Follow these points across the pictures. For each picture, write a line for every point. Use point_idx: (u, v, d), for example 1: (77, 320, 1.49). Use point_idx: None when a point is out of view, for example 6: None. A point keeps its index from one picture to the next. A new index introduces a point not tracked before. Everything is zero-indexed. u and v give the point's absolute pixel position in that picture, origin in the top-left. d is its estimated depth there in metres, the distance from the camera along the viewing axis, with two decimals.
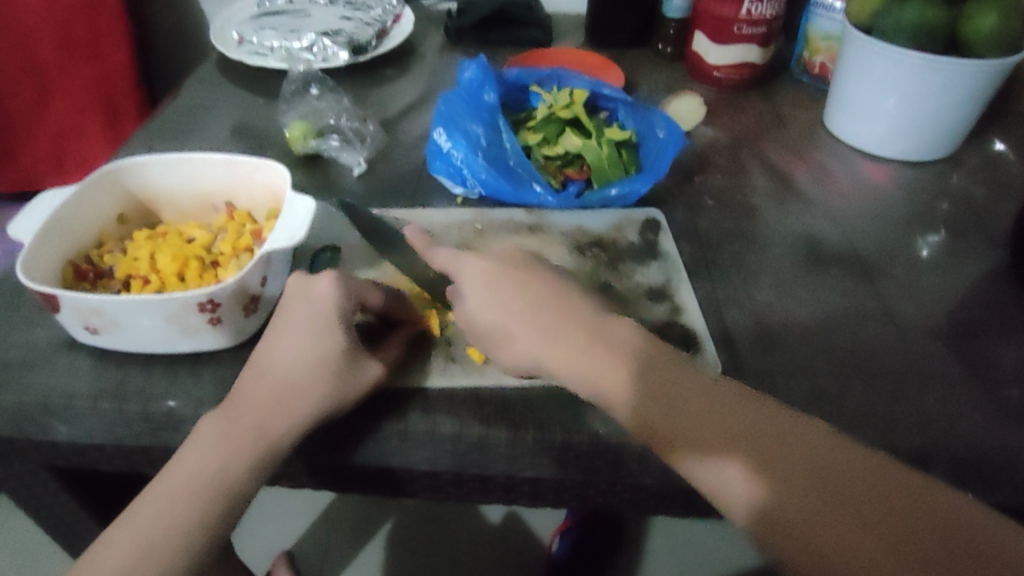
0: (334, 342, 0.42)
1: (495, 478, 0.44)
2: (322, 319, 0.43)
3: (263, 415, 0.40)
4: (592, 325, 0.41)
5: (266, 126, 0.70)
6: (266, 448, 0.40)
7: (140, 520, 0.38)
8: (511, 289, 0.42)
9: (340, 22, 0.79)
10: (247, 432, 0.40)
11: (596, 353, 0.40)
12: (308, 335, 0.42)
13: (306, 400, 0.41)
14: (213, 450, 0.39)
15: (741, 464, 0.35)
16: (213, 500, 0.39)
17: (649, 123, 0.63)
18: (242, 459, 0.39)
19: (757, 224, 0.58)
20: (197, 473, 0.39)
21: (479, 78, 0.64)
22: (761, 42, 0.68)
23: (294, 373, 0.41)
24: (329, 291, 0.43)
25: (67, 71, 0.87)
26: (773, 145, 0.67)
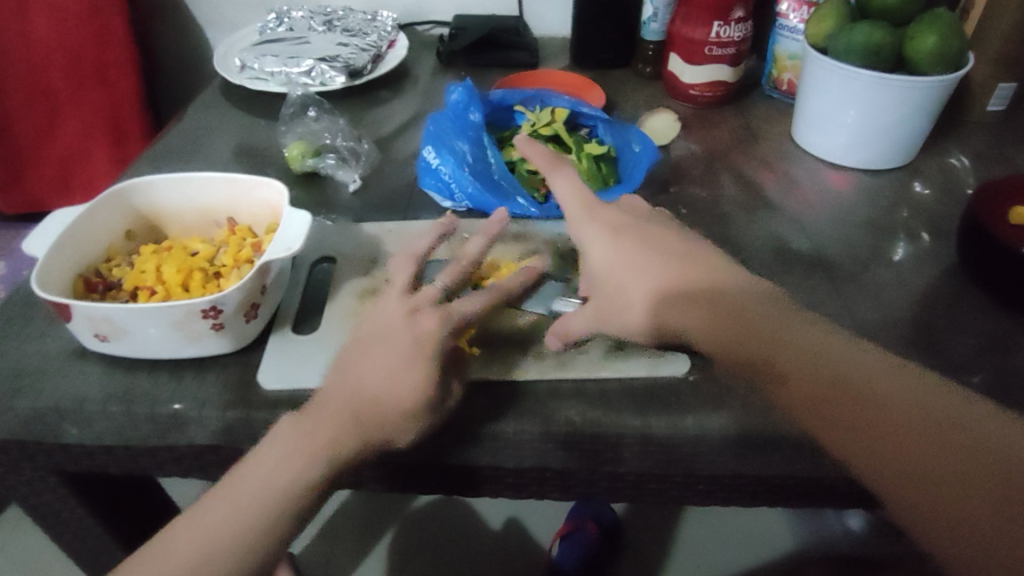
0: (416, 379, 0.42)
1: (479, 466, 0.47)
2: (407, 348, 0.42)
3: (341, 438, 0.40)
4: (664, 244, 0.46)
5: (266, 146, 0.74)
6: (333, 465, 0.40)
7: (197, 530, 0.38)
8: (621, 234, 0.48)
9: (336, 48, 0.84)
10: (315, 453, 0.40)
11: (643, 274, 0.45)
12: (384, 368, 0.42)
13: (375, 429, 0.41)
14: (280, 463, 0.40)
15: (860, 406, 0.37)
16: (273, 515, 0.39)
17: (625, 138, 0.67)
18: (307, 475, 0.39)
19: (727, 232, 0.62)
20: (261, 484, 0.39)
21: (465, 99, 0.67)
22: (730, 62, 0.73)
23: (367, 397, 0.41)
24: (427, 324, 0.43)
25: (76, 98, 0.91)
26: (743, 158, 0.71)
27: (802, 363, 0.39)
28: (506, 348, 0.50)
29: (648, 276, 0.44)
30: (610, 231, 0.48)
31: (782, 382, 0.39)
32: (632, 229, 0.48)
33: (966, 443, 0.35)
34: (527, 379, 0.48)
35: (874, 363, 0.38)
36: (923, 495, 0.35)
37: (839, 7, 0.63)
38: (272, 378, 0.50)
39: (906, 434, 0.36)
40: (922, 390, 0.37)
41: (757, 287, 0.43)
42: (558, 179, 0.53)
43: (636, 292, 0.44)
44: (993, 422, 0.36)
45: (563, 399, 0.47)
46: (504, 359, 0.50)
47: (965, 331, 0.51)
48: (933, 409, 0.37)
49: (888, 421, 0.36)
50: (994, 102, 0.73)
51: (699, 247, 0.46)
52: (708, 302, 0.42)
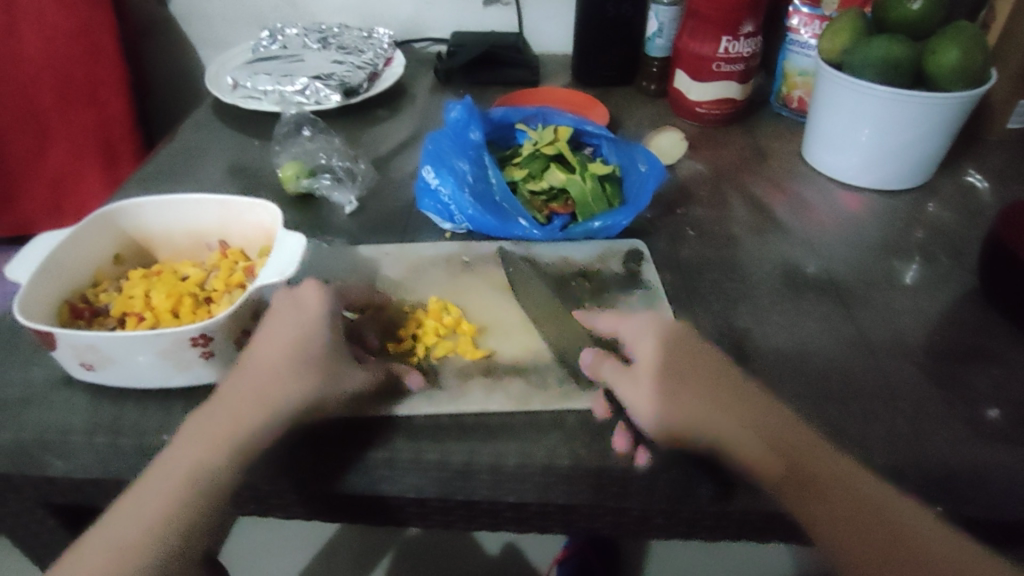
0: (311, 346, 0.44)
1: (480, 502, 0.43)
2: (299, 322, 0.45)
3: (239, 411, 0.41)
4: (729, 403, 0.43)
5: (261, 166, 0.72)
6: (236, 441, 0.40)
7: (110, 530, 0.38)
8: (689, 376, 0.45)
9: (333, 65, 0.82)
10: (226, 432, 0.41)
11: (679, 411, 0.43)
12: (281, 337, 0.44)
13: (276, 396, 0.42)
14: (187, 446, 0.40)
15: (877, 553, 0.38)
16: (182, 500, 0.39)
17: (630, 158, 0.65)
18: (214, 454, 0.40)
19: (738, 253, 0.59)
20: (170, 470, 0.40)
21: (465, 118, 0.65)
22: (739, 79, 0.72)
23: (268, 363, 0.43)
24: (317, 301, 0.46)
25: (67, 117, 0.89)
26: (752, 177, 0.69)
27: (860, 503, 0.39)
28: (508, 378, 0.48)
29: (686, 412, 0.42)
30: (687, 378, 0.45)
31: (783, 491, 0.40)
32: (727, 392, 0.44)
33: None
34: (533, 411, 0.46)
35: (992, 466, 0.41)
36: None
37: (854, 21, 0.61)
38: None
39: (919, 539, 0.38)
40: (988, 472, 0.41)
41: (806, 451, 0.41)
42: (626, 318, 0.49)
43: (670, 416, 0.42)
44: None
45: (572, 432, 0.45)
46: (505, 389, 0.47)
47: (993, 359, 0.49)
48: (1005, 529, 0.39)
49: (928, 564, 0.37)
50: (1011, 119, 0.71)
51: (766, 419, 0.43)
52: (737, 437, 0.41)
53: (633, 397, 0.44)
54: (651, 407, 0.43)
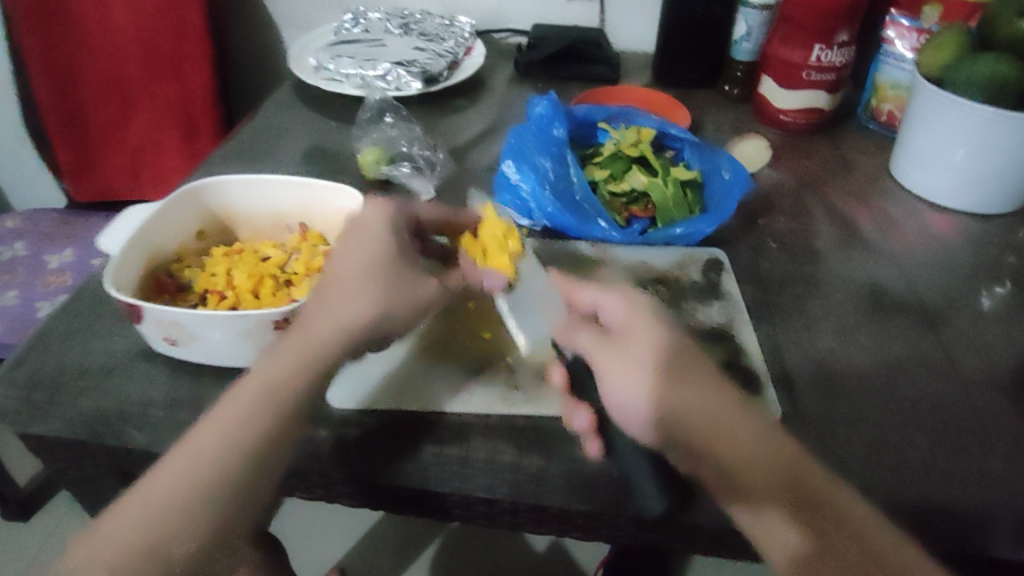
0: (372, 253, 0.48)
1: (551, 510, 0.42)
2: (372, 239, 0.49)
3: (315, 319, 0.44)
4: (671, 357, 0.42)
5: (341, 149, 0.73)
6: (315, 355, 0.43)
7: (187, 450, 0.40)
8: (619, 334, 0.43)
9: (414, 52, 0.82)
10: (302, 347, 0.43)
11: (630, 355, 0.42)
12: (358, 251, 0.48)
13: (350, 298, 0.45)
14: (270, 360, 0.43)
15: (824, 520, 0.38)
16: (263, 404, 0.41)
17: (714, 164, 0.64)
18: (294, 360, 0.43)
19: (821, 269, 0.58)
20: (258, 374, 0.42)
21: (549, 114, 0.65)
22: (829, 88, 0.69)
23: (342, 270, 0.47)
24: (381, 219, 0.51)
25: (151, 89, 0.92)
26: (836, 191, 0.67)
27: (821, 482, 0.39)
28: None
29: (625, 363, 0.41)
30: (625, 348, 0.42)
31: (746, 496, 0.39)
32: (679, 368, 0.41)
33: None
34: None
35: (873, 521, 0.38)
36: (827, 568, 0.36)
37: (959, 37, 0.59)
38: (343, 395, 0.46)
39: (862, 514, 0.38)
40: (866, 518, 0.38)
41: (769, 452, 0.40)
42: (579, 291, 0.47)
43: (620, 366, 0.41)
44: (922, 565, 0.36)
45: None
46: None
47: None
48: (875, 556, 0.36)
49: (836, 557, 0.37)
50: None
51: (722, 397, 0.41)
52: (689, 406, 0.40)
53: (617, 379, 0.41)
54: (616, 372, 0.41)
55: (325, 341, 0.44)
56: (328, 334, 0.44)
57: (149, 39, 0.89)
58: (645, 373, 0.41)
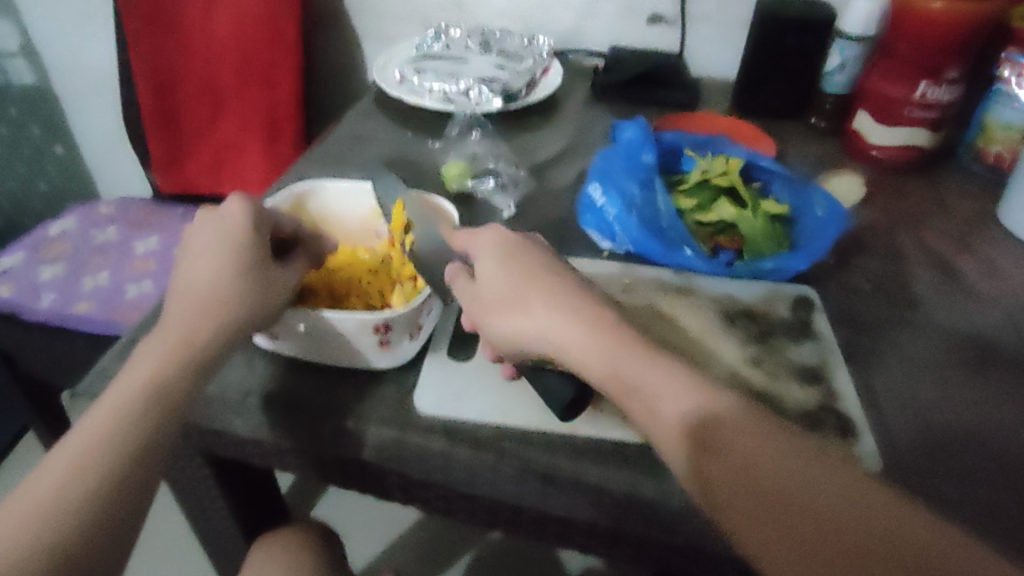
0: (235, 251, 0.46)
1: (629, 536, 0.44)
2: (228, 227, 0.48)
3: (185, 322, 0.43)
4: (602, 327, 0.40)
5: (422, 161, 0.74)
6: (189, 346, 0.43)
7: (70, 447, 0.38)
8: (537, 295, 0.42)
9: (497, 70, 0.83)
10: (173, 343, 0.43)
11: (560, 320, 0.41)
12: (210, 250, 0.47)
13: (214, 298, 0.44)
14: (140, 360, 0.42)
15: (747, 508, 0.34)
16: (144, 405, 0.40)
17: (806, 201, 0.62)
18: (165, 360, 0.42)
19: (919, 315, 0.55)
20: (129, 381, 0.41)
21: (639, 139, 0.64)
22: (930, 126, 0.67)
23: (201, 272, 0.46)
24: (241, 210, 0.48)
25: (241, 94, 0.96)
26: (934, 233, 0.64)
27: (756, 449, 0.35)
28: None
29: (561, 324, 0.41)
30: (550, 309, 0.42)
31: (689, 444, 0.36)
32: (591, 319, 0.41)
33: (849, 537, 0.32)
34: None
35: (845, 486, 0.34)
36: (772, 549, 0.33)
37: None
38: (431, 404, 0.47)
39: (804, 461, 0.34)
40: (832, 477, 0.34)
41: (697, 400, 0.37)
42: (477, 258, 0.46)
43: (563, 332, 0.41)
44: (905, 514, 0.32)
45: None
46: None
47: None
48: (838, 501, 0.33)
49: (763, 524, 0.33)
50: None
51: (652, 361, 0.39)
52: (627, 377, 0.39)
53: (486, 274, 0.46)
54: (558, 335, 0.41)
55: (198, 340, 0.43)
56: (198, 328, 0.43)
57: (244, 47, 0.92)
58: (583, 328, 0.40)
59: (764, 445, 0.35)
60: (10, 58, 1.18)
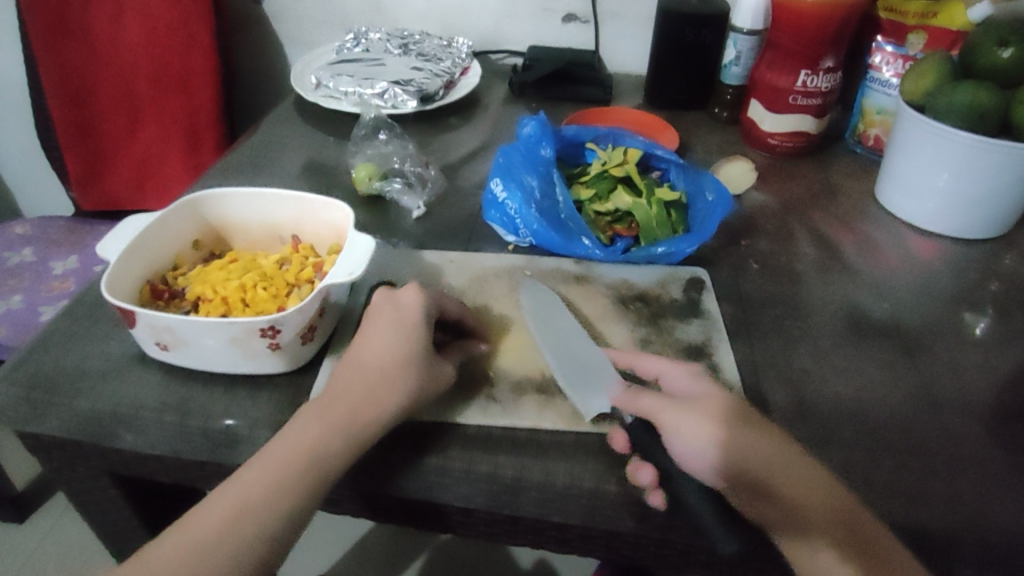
0: (411, 346, 0.46)
1: (526, 520, 0.44)
2: (406, 322, 0.47)
3: (354, 405, 0.43)
4: (717, 410, 0.43)
5: (336, 164, 0.75)
6: (350, 431, 0.42)
7: (209, 511, 0.40)
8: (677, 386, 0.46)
9: (412, 72, 0.84)
10: (329, 422, 0.42)
11: (707, 413, 0.42)
12: (392, 337, 0.46)
13: (387, 386, 0.44)
14: (305, 429, 0.42)
15: (827, 559, 0.38)
16: (300, 476, 0.41)
17: (698, 186, 0.65)
18: (327, 439, 0.42)
19: (802, 291, 0.59)
20: (290, 449, 0.41)
21: (538, 134, 0.66)
22: (815, 112, 0.71)
23: (375, 363, 0.45)
24: (415, 308, 0.48)
25: (159, 102, 0.95)
26: (821, 214, 0.68)
27: (824, 537, 0.38)
28: (561, 397, 0.49)
29: (706, 418, 0.42)
30: (696, 406, 0.43)
31: (750, 493, 0.40)
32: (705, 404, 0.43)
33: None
34: (584, 432, 0.47)
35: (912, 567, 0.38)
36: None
37: (943, 64, 0.60)
38: None
39: (876, 537, 0.39)
40: (887, 552, 0.38)
41: (813, 479, 0.40)
42: (648, 360, 0.48)
43: (700, 424, 0.42)
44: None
45: (617, 460, 0.45)
46: (557, 408, 0.48)
47: None
48: (869, 555, 0.38)
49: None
50: None
51: (761, 422, 0.43)
52: (738, 432, 0.41)
53: (689, 431, 0.41)
54: (700, 426, 0.42)
55: (369, 424, 0.43)
56: (365, 414, 0.43)
57: (161, 56, 0.92)
58: (720, 423, 0.42)
59: (874, 529, 0.39)
60: None
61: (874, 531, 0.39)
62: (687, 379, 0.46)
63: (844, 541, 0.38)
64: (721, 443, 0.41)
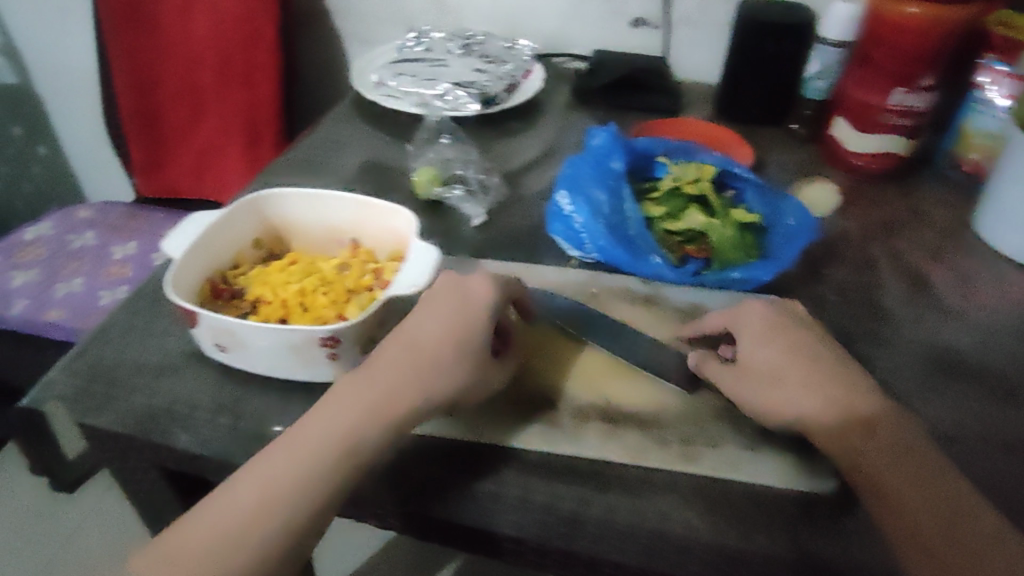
0: (473, 333, 0.45)
1: (580, 557, 0.40)
2: (470, 308, 0.46)
3: (397, 392, 0.43)
4: (812, 361, 0.45)
5: (396, 165, 0.73)
6: (391, 419, 0.42)
7: (237, 494, 0.40)
8: (770, 340, 0.47)
9: (475, 74, 0.82)
10: (372, 409, 0.42)
11: (802, 378, 0.44)
12: (446, 322, 0.46)
13: (435, 374, 0.44)
14: (341, 414, 0.42)
15: (898, 481, 0.40)
16: (334, 464, 0.40)
17: (777, 210, 0.62)
18: (366, 425, 0.42)
19: (888, 326, 0.55)
20: (324, 433, 0.41)
21: (607, 146, 0.63)
22: (907, 134, 0.67)
23: (427, 348, 0.44)
24: (484, 292, 0.47)
25: (221, 95, 0.95)
26: (907, 242, 0.63)
27: (899, 476, 0.40)
28: (627, 428, 0.46)
29: (803, 393, 0.44)
30: (785, 350, 0.46)
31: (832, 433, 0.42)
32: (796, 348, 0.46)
33: (955, 522, 0.38)
34: (649, 468, 0.44)
35: (979, 512, 0.39)
36: (910, 525, 0.38)
37: None
38: None
39: (945, 483, 0.40)
40: (954, 489, 0.40)
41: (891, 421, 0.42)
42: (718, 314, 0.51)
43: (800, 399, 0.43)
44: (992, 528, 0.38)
45: (684, 501, 0.42)
46: (623, 440, 0.45)
47: None
48: (945, 498, 0.39)
49: (914, 516, 0.39)
50: None
51: (851, 372, 0.45)
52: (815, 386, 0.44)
53: (781, 396, 0.44)
54: (789, 399, 0.44)
55: (410, 411, 0.43)
56: (408, 401, 0.43)
57: (225, 49, 0.92)
58: (808, 389, 0.44)
59: (944, 467, 0.41)
60: None
61: (946, 471, 0.40)
62: (771, 325, 0.48)
63: (917, 475, 0.40)
64: (817, 403, 0.43)
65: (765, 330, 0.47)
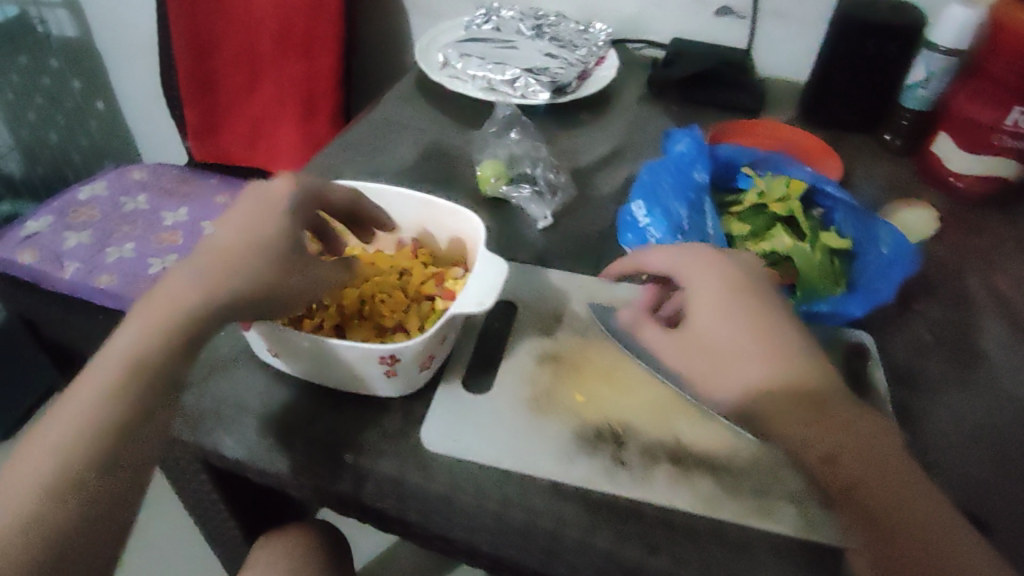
0: (257, 226, 0.42)
1: None
2: (267, 206, 0.43)
3: (175, 294, 0.40)
4: (753, 334, 0.43)
5: (458, 154, 0.70)
6: (173, 324, 0.39)
7: (52, 426, 0.37)
8: (717, 305, 0.44)
9: (545, 59, 0.78)
10: (154, 317, 0.40)
11: (746, 346, 0.43)
12: (244, 219, 0.43)
13: (227, 274, 0.41)
14: (132, 333, 0.39)
15: (853, 470, 0.39)
16: (125, 380, 0.38)
17: (871, 235, 0.56)
18: (152, 338, 0.39)
19: (986, 376, 0.50)
20: (124, 350, 0.39)
21: (691, 154, 0.59)
22: (1019, 158, 0.61)
23: (220, 245, 0.42)
24: (282, 196, 0.44)
25: (279, 64, 0.93)
26: (1010, 279, 0.58)
27: (857, 461, 0.39)
28: (698, 472, 0.43)
29: (755, 356, 0.42)
30: (728, 313, 0.44)
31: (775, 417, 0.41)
32: (756, 319, 0.44)
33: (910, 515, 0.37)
34: (721, 521, 0.41)
35: (935, 505, 0.38)
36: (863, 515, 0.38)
37: None
38: (436, 438, 0.44)
39: (910, 483, 0.38)
40: (910, 484, 0.38)
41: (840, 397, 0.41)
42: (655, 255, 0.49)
43: (749, 366, 0.42)
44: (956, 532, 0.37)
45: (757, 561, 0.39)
46: (693, 486, 0.42)
47: None
48: (905, 497, 0.38)
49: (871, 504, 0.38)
50: None
51: (791, 340, 0.43)
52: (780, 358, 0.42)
53: (733, 376, 0.42)
54: (736, 383, 0.42)
55: (187, 310, 0.40)
56: (194, 303, 0.40)
57: (286, 17, 0.89)
58: (753, 357, 0.42)
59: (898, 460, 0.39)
60: (56, 10, 1.17)
61: (904, 462, 0.39)
62: (722, 286, 0.45)
63: (872, 466, 0.39)
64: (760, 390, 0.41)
65: (709, 284, 0.45)
